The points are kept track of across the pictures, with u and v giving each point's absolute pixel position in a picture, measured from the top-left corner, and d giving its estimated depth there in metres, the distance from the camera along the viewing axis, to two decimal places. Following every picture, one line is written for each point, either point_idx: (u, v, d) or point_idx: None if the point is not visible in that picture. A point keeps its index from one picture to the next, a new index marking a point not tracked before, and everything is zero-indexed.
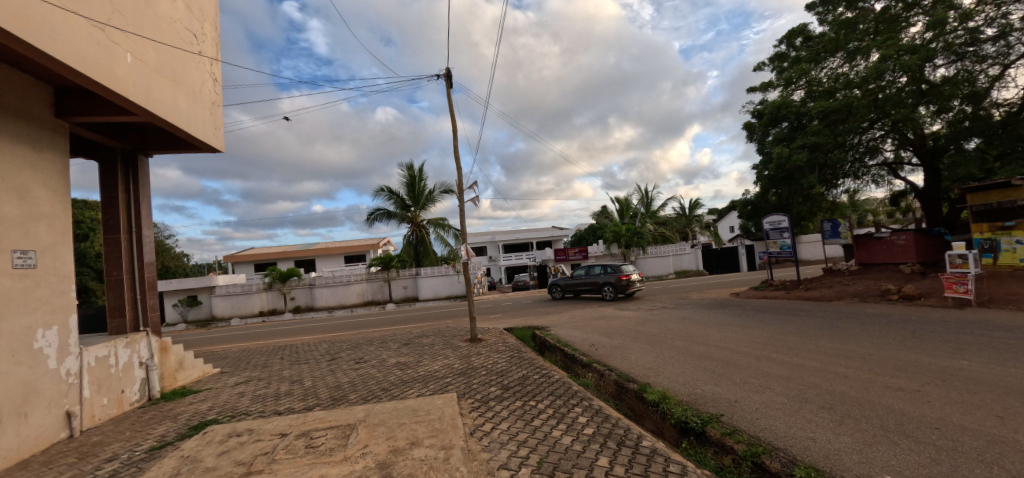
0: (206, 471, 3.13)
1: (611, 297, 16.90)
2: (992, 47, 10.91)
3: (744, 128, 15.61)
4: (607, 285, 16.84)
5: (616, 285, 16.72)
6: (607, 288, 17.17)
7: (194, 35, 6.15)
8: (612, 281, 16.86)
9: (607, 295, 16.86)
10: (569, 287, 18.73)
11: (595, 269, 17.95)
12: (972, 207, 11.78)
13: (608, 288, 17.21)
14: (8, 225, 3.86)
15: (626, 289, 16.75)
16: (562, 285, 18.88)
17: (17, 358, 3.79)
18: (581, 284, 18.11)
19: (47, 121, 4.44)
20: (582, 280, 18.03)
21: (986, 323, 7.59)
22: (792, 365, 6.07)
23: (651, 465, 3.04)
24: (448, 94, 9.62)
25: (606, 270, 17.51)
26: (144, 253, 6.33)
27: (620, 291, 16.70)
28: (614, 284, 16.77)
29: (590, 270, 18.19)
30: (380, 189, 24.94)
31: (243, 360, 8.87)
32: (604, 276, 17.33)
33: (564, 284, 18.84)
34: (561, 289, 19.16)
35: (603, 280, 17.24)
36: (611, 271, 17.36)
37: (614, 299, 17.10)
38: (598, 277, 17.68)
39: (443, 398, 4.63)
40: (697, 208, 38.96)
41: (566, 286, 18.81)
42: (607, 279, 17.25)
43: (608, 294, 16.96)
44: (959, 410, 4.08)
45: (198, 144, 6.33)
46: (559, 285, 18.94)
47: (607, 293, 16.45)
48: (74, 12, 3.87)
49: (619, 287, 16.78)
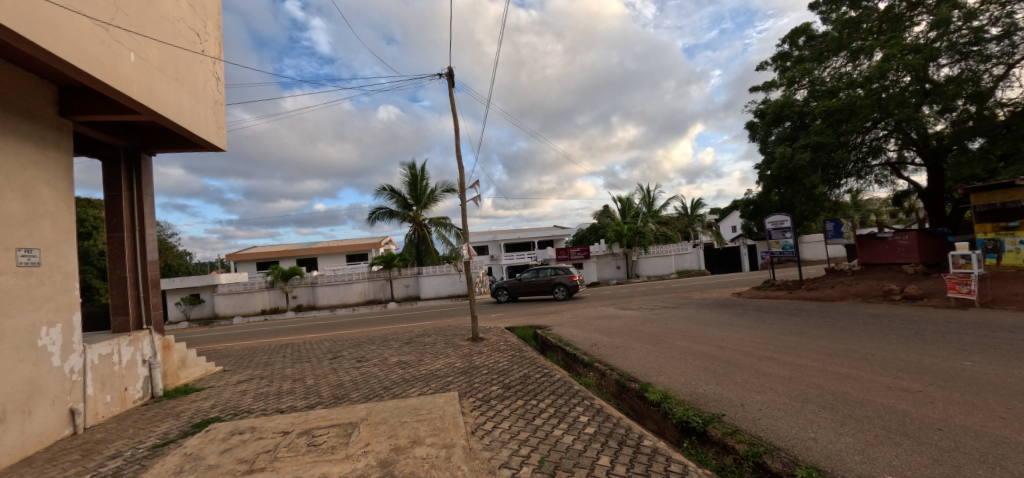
0: (208, 469, 3.14)
1: (562, 296, 18.75)
2: (996, 46, 10.82)
3: (745, 128, 15.58)
4: (562, 285, 18.51)
5: (570, 285, 18.57)
6: (558, 288, 18.84)
7: (196, 34, 6.17)
8: (566, 282, 18.67)
9: (561, 295, 18.55)
10: (516, 288, 19.75)
11: (545, 270, 19.42)
12: (977, 207, 11.65)
13: (559, 288, 18.94)
14: (12, 224, 3.87)
15: (574, 289, 18.82)
16: (510, 287, 19.75)
17: (22, 355, 3.82)
18: (530, 286, 19.35)
19: (50, 120, 4.45)
20: (532, 282, 19.24)
21: (991, 324, 7.55)
22: (794, 365, 6.06)
23: (651, 464, 3.04)
24: (449, 94, 9.64)
25: (557, 271, 19.19)
26: (147, 251, 6.35)
27: (571, 291, 18.69)
28: (568, 284, 18.57)
29: (537, 272, 19.53)
30: (382, 188, 25.08)
31: (245, 358, 8.89)
32: (557, 277, 19.02)
33: (512, 287, 19.73)
34: (506, 292, 19.97)
35: (556, 280, 18.87)
36: (562, 272, 19.09)
37: (562, 298, 18.98)
38: (549, 278, 19.20)
39: (444, 397, 4.62)
40: (699, 208, 38.92)
41: (516, 289, 19.73)
42: (557, 280, 18.94)
43: (560, 294, 18.73)
44: (961, 411, 4.08)
45: (201, 143, 6.36)
46: (506, 287, 19.68)
47: (563, 292, 18.22)
48: (79, 12, 3.90)
49: (572, 287, 18.70)
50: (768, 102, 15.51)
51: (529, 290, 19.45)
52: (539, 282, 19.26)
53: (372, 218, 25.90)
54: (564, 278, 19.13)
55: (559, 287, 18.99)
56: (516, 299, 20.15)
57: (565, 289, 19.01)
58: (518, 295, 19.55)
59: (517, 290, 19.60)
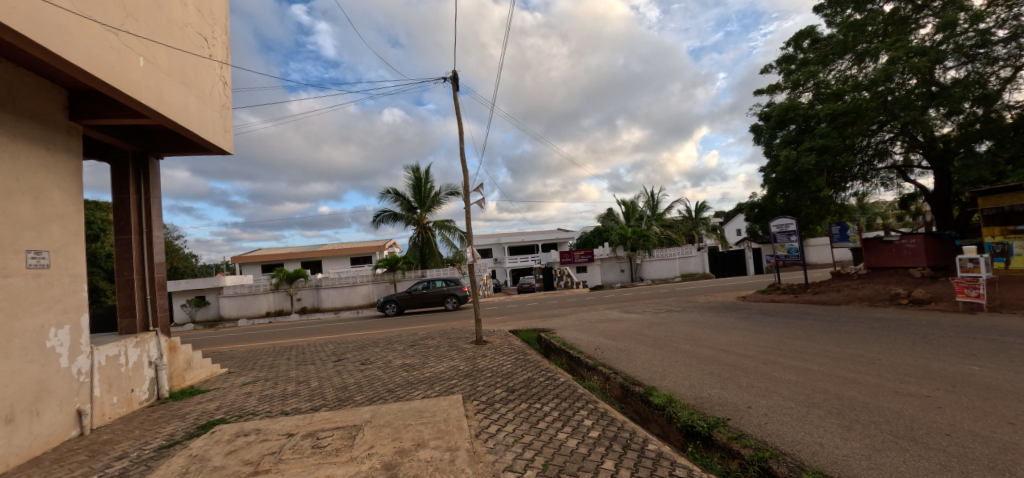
0: (214, 470, 3.16)
1: (452, 306, 19.85)
2: (1003, 49, 10.76)
3: (750, 130, 15.50)
4: (455, 295, 19.60)
5: (462, 295, 19.87)
6: (450, 299, 19.79)
7: (204, 38, 6.21)
8: (457, 292, 19.68)
9: (454, 305, 19.59)
10: (407, 301, 19.78)
11: (437, 283, 20.05)
12: (984, 211, 11.72)
13: (449, 299, 19.84)
14: (22, 226, 3.92)
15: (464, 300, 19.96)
16: (400, 300, 19.63)
17: (31, 356, 3.86)
18: (422, 297, 19.69)
19: (60, 123, 4.50)
20: (423, 294, 19.66)
21: (1000, 329, 7.43)
22: (799, 369, 6.01)
23: (657, 468, 3.03)
24: (455, 97, 9.74)
25: (449, 282, 20.12)
26: (155, 253, 6.41)
27: (461, 301, 19.75)
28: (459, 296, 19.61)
29: (428, 284, 20.04)
30: (386, 190, 25.20)
31: (250, 360, 8.94)
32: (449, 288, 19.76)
33: (401, 299, 19.71)
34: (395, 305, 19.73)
35: (448, 291, 19.78)
36: (452, 283, 20.15)
37: (451, 309, 19.95)
38: (441, 290, 19.83)
39: (449, 400, 4.63)
40: (704, 211, 38.84)
41: (406, 302, 19.71)
42: (450, 290, 19.77)
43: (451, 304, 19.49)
44: (969, 417, 4.02)
45: (209, 147, 6.41)
46: (396, 301, 19.47)
47: (455, 303, 19.28)
48: (89, 17, 3.96)
49: (462, 297, 20.04)
50: (773, 105, 15.47)
51: (420, 301, 19.67)
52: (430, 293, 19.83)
53: (376, 221, 26.03)
54: (456, 289, 19.98)
55: (451, 298, 19.88)
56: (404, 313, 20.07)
57: (456, 300, 19.94)
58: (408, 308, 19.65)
59: (407, 303, 19.67)
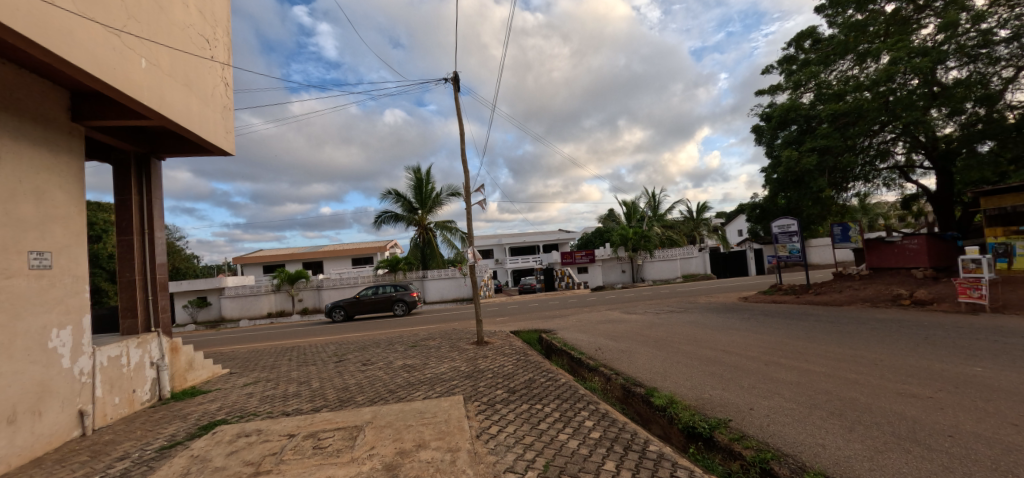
0: (216, 470, 3.17)
1: (401, 312, 19.41)
2: (1005, 48, 10.72)
3: (751, 131, 15.47)
4: (404, 300, 19.17)
5: (411, 300, 19.46)
6: (399, 304, 19.33)
7: (206, 40, 6.24)
8: (405, 297, 19.24)
9: (403, 310, 19.20)
10: (355, 307, 19.18)
11: (386, 287, 19.61)
12: (987, 211, 11.70)
13: (398, 304, 19.38)
14: (25, 227, 3.94)
15: (413, 305, 19.48)
16: (346, 306, 19.04)
17: (33, 357, 3.87)
18: (370, 303, 19.13)
19: (63, 124, 4.52)
20: (371, 299, 19.14)
21: (1002, 330, 7.40)
22: (801, 370, 5.99)
23: (657, 469, 3.03)
24: (455, 98, 9.76)
25: (397, 288, 19.66)
26: (156, 254, 6.41)
27: (410, 306, 19.31)
28: (408, 300, 19.16)
29: (377, 289, 19.52)
30: (387, 192, 25.39)
31: (251, 361, 8.97)
32: (397, 293, 19.33)
33: (348, 305, 19.13)
34: (342, 311, 19.10)
35: (397, 296, 19.34)
36: (401, 289, 19.68)
37: (400, 314, 19.44)
38: (389, 295, 19.36)
39: (449, 401, 4.62)
40: (705, 211, 38.82)
41: (354, 308, 19.10)
42: (398, 295, 19.33)
43: (400, 309, 19.05)
44: (971, 418, 4.01)
45: (210, 148, 6.42)
46: (343, 307, 18.90)
47: (404, 307, 18.87)
48: (91, 18, 3.97)
49: (411, 303, 19.55)
50: (775, 106, 15.48)
51: (368, 307, 19.14)
52: (378, 299, 19.32)
53: (378, 222, 26.09)
54: (405, 294, 19.58)
55: (399, 303, 19.43)
56: (352, 318, 19.44)
57: (406, 305, 19.53)
58: (355, 314, 19.06)
59: (354, 309, 19.07)
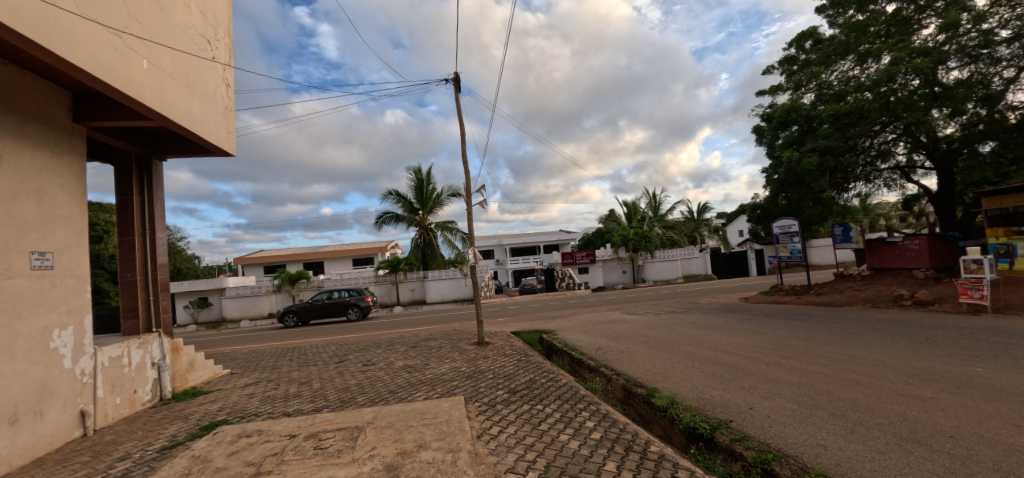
0: (217, 471, 3.17)
1: (355, 317, 19.23)
2: (1007, 49, 10.70)
3: (752, 131, 15.45)
4: (357, 305, 19.01)
5: (365, 305, 19.36)
6: (352, 309, 19.18)
7: (207, 41, 6.25)
8: (359, 302, 19.16)
9: (356, 316, 19.04)
10: (307, 312, 19.05)
11: (340, 292, 19.52)
12: (988, 211, 11.66)
13: (352, 309, 19.29)
14: (26, 228, 3.95)
15: (367, 310, 19.39)
16: (299, 311, 18.95)
17: (34, 357, 3.87)
18: (322, 308, 18.99)
19: (64, 124, 4.53)
20: (323, 304, 19.01)
21: (1004, 330, 7.39)
22: (802, 371, 5.98)
23: (659, 470, 3.02)
24: (456, 98, 9.77)
25: (352, 293, 19.55)
26: (157, 254, 6.42)
27: (364, 311, 19.23)
28: (361, 305, 19.08)
29: (331, 294, 19.41)
30: (389, 192, 25.39)
31: (253, 361, 8.97)
32: (350, 298, 19.26)
33: (301, 310, 19.05)
34: (294, 316, 19.04)
35: (350, 301, 19.20)
36: (355, 294, 19.54)
37: (354, 320, 19.35)
38: (342, 300, 19.28)
39: (450, 401, 4.62)
40: (706, 212, 38.84)
41: (307, 313, 19.02)
42: (351, 300, 19.25)
43: (353, 314, 18.98)
44: (973, 419, 4.00)
45: (211, 148, 6.43)
46: (296, 312, 18.80)
47: (357, 312, 18.81)
48: (93, 19, 3.98)
49: (365, 308, 19.47)
50: (775, 106, 15.48)
51: (321, 312, 19.00)
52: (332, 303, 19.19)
53: (379, 222, 26.13)
54: (358, 299, 19.50)
55: (353, 308, 19.35)
56: (307, 323, 19.38)
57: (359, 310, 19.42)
58: (308, 319, 18.95)
59: (307, 314, 18.99)
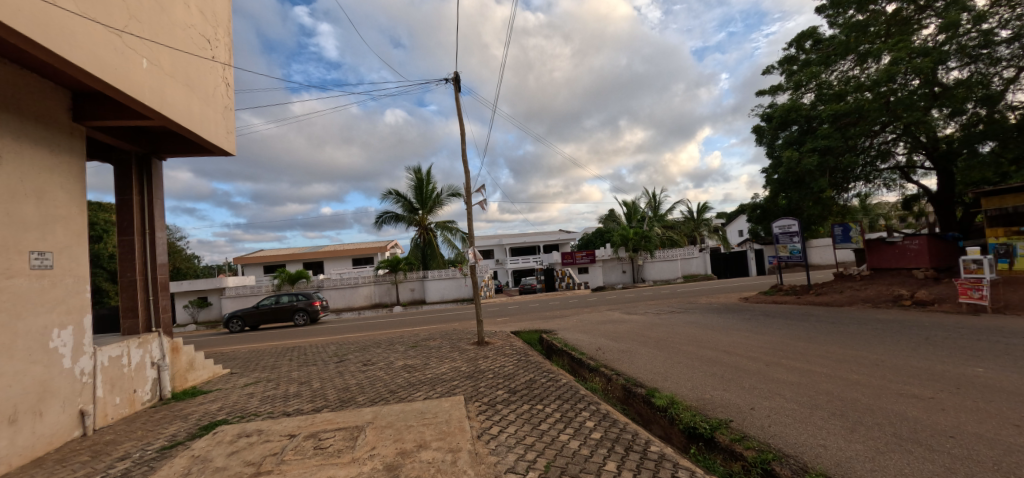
0: (216, 471, 3.17)
1: (303, 322, 18.94)
2: (1007, 49, 10.72)
3: (752, 131, 15.44)
4: (304, 310, 18.71)
5: (313, 310, 19.06)
6: (299, 314, 18.86)
7: (207, 40, 6.24)
8: (306, 307, 18.86)
9: (304, 321, 18.71)
10: (254, 318, 18.61)
11: (287, 296, 19.16)
12: (988, 211, 11.67)
13: (299, 314, 18.95)
14: (26, 227, 3.94)
15: (316, 314, 19.09)
16: (244, 316, 18.50)
17: (34, 357, 3.87)
18: (269, 313, 18.60)
19: (64, 124, 4.51)
20: (270, 309, 18.63)
21: (1003, 330, 7.40)
22: (802, 371, 5.98)
23: (659, 470, 3.02)
24: (456, 98, 9.77)
25: (300, 297, 19.21)
26: (157, 254, 6.40)
27: (312, 316, 18.93)
28: (308, 310, 18.79)
29: (278, 298, 19.02)
30: (388, 192, 25.38)
31: (253, 361, 8.95)
32: (297, 303, 18.93)
33: (246, 315, 18.57)
34: (240, 321, 18.54)
35: (297, 306, 18.87)
36: (304, 298, 19.23)
37: (301, 325, 19.02)
38: (289, 304, 18.92)
39: (450, 401, 4.62)
40: (706, 212, 38.85)
41: (252, 318, 18.56)
42: (298, 305, 18.91)
43: (301, 319, 18.68)
44: (973, 419, 4.00)
45: (211, 148, 6.42)
46: (241, 317, 18.32)
47: (305, 317, 18.51)
48: (93, 19, 3.98)
49: (313, 312, 19.16)
50: (775, 106, 15.48)
51: (269, 317, 18.61)
52: (279, 308, 18.83)
53: (379, 222, 26.12)
54: (306, 304, 19.16)
55: (300, 313, 19.01)
56: (255, 328, 18.97)
57: (307, 315, 19.10)
58: (255, 324, 18.56)
59: (253, 319, 18.54)
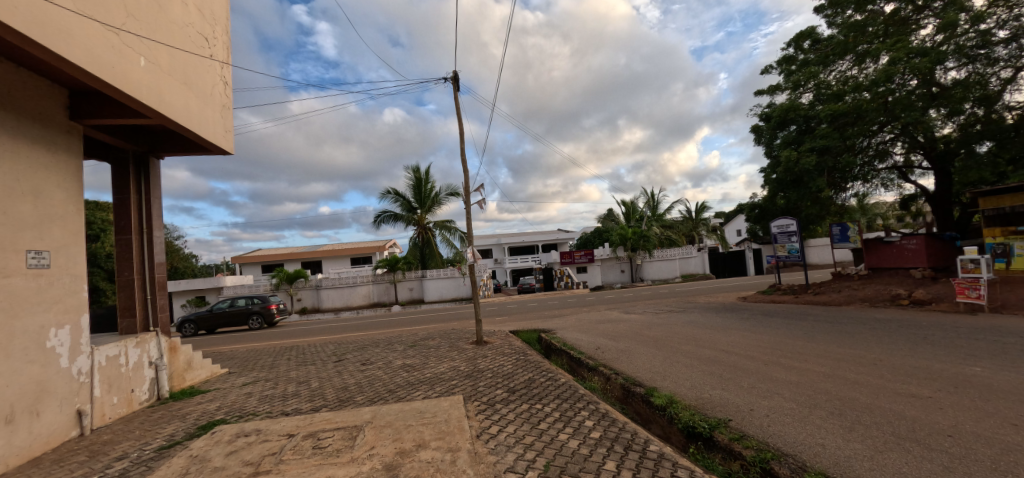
0: (215, 470, 3.16)
1: (258, 325, 18.91)
2: (1004, 50, 10.78)
3: (751, 131, 15.47)
4: (260, 314, 18.64)
5: (268, 313, 18.98)
6: (255, 317, 18.76)
7: (205, 39, 6.21)
8: (262, 311, 18.77)
9: (259, 324, 18.64)
10: (208, 322, 18.43)
11: (242, 300, 19.03)
12: (985, 211, 11.71)
13: (254, 318, 18.84)
14: (22, 226, 3.92)
15: (272, 318, 18.99)
16: (197, 320, 18.31)
17: (31, 356, 3.85)
18: (224, 317, 18.51)
19: (61, 122, 4.49)
20: (225, 312, 18.50)
21: (999, 330, 7.44)
22: (801, 370, 5.99)
23: (658, 469, 3.03)
24: (456, 97, 9.75)
25: (255, 300, 19.09)
26: (156, 254, 6.37)
27: (267, 320, 18.84)
28: (264, 313, 18.70)
29: (232, 302, 18.91)
30: (386, 191, 25.34)
31: (251, 360, 8.92)
32: (252, 306, 18.81)
33: (199, 319, 18.35)
34: (193, 325, 18.30)
35: (252, 310, 18.77)
36: (259, 301, 19.14)
37: (257, 328, 18.92)
38: (243, 308, 18.79)
39: (449, 401, 4.61)
40: (704, 211, 38.91)
41: (206, 322, 18.36)
42: (253, 309, 18.81)
43: (255, 323, 18.59)
44: (971, 419, 4.01)
45: (210, 147, 6.39)
46: (194, 322, 18.11)
47: (260, 321, 18.45)
48: (90, 17, 3.95)
49: (269, 315, 19.09)
50: (774, 106, 15.52)
51: (223, 321, 18.53)
52: (234, 312, 18.78)
53: (377, 222, 26.09)
54: (261, 307, 19.06)
55: (256, 316, 18.90)
56: (209, 332, 18.78)
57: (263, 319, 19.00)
58: (209, 328, 18.37)
59: (206, 323, 18.35)
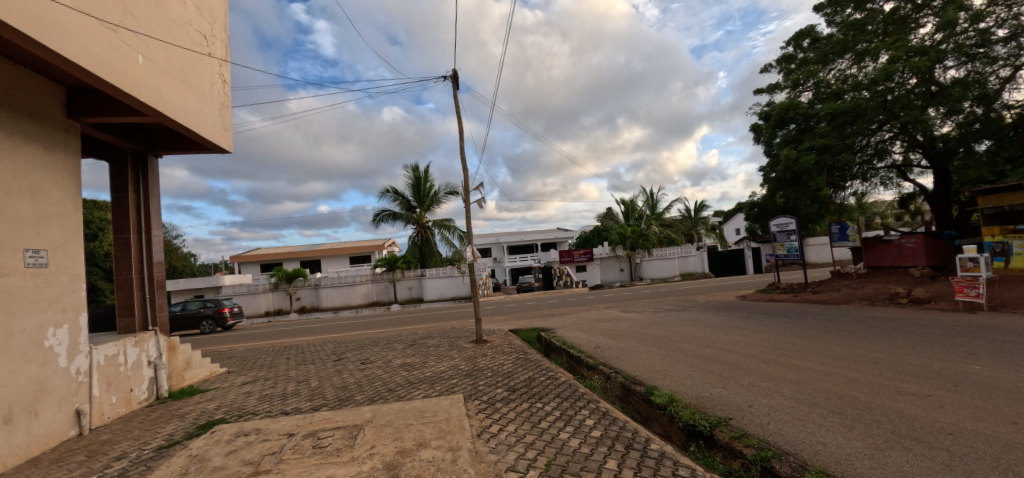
0: (214, 470, 3.14)
1: (211, 329, 18.55)
2: (1003, 48, 10.78)
3: (750, 129, 15.48)
4: (210, 318, 18.26)
5: (221, 316, 18.59)
6: (206, 321, 18.41)
7: (203, 36, 6.18)
8: (213, 314, 18.39)
9: (211, 328, 18.30)
10: None
11: (193, 303, 18.63)
12: (983, 210, 11.73)
13: (206, 322, 18.48)
14: (20, 225, 3.89)
15: (224, 321, 18.62)
16: None
17: (29, 356, 3.83)
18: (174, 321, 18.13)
19: (58, 121, 4.46)
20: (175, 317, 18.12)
21: (998, 328, 7.45)
22: (801, 369, 5.99)
23: (660, 468, 3.02)
24: (455, 95, 9.72)
25: (207, 303, 18.70)
26: (154, 253, 6.33)
27: (219, 323, 18.47)
28: (215, 317, 18.33)
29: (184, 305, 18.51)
30: (386, 190, 25.30)
31: (250, 360, 8.90)
32: (202, 309, 18.43)
33: None
34: None
35: (203, 314, 18.39)
36: (211, 305, 18.73)
37: (210, 331, 18.59)
38: (194, 312, 18.41)
39: (450, 399, 4.60)
40: (703, 210, 38.97)
41: None
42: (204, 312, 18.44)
43: (207, 327, 18.26)
44: (971, 417, 4.01)
45: (209, 145, 6.36)
46: None
47: (211, 324, 18.12)
48: (87, 14, 3.92)
49: (222, 319, 18.71)
50: (773, 104, 15.53)
51: (173, 326, 18.16)
52: (185, 316, 18.36)
53: (376, 220, 26.05)
54: (214, 311, 18.67)
55: (208, 320, 18.55)
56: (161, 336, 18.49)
57: (215, 322, 18.62)
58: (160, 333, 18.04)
59: None
